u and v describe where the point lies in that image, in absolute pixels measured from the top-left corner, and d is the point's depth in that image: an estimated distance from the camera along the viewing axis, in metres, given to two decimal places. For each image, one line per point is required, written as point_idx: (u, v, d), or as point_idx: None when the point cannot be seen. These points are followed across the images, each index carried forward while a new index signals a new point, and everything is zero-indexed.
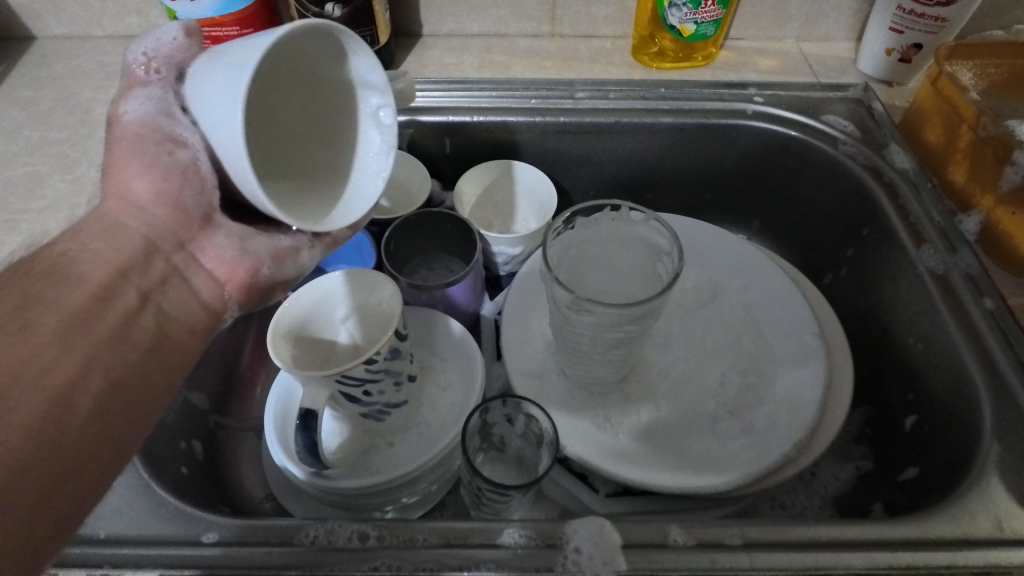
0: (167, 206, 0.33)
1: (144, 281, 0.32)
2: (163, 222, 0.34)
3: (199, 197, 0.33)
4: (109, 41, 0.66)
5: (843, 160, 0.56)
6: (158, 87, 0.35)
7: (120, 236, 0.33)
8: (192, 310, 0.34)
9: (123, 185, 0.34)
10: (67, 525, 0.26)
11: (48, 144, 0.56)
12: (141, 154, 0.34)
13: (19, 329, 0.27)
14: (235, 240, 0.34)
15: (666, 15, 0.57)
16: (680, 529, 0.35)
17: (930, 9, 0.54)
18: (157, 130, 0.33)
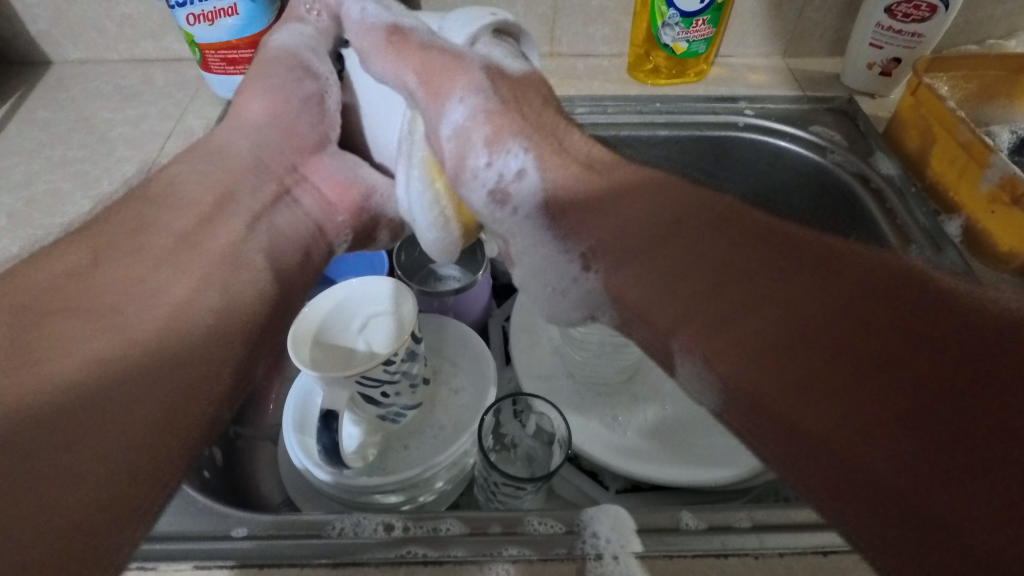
0: (281, 123, 0.48)
1: (258, 203, 0.44)
2: (275, 142, 0.48)
3: (313, 124, 0.49)
4: (125, 65, 0.68)
5: (831, 169, 0.59)
6: (313, 26, 0.50)
7: (233, 157, 0.46)
8: (301, 224, 0.46)
9: (246, 106, 0.49)
10: (166, 465, 0.29)
11: (69, 163, 0.58)
12: (269, 81, 0.49)
13: (135, 247, 0.36)
14: (347, 168, 0.49)
15: (660, 34, 0.61)
16: (691, 514, 0.37)
17: (907, 26, 0.58)
18: (295, 59, 0.49)
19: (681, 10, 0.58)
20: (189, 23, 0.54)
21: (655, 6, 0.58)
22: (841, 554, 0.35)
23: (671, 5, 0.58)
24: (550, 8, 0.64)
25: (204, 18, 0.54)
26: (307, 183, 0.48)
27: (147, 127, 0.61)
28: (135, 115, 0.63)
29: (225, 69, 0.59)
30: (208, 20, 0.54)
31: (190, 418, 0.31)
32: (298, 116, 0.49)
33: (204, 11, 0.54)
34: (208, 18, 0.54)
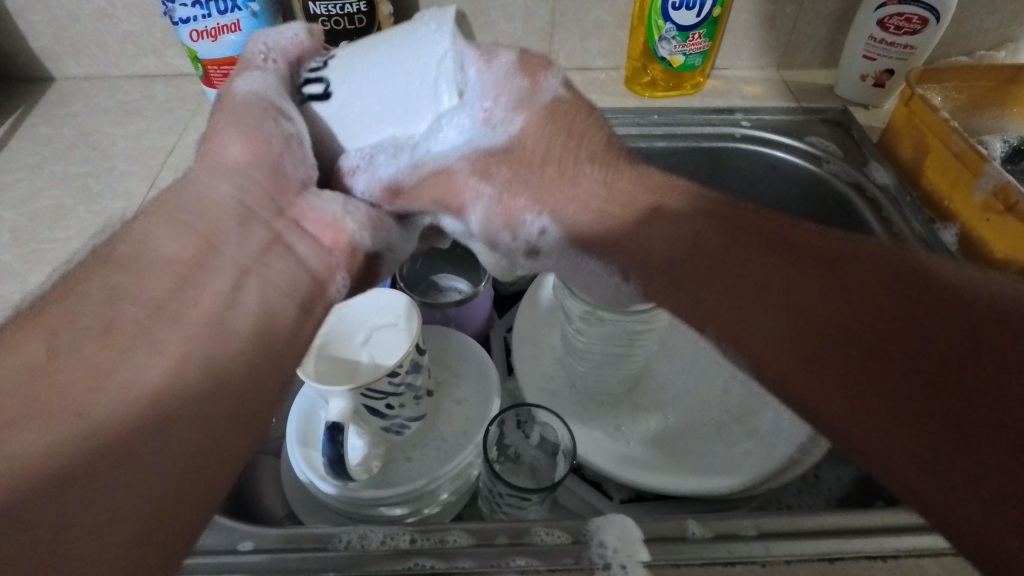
0: (265, 168, 0.34)
1: (241, 252, 0.32)
2: (255, 185, 0.34)
3: (299, 167, 0.35)
4: (127, 80, 0.69)
5: (827, 178, 0.59)
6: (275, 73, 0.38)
7: (210, 199, 0.33)
8: (297, 276, 0.34)
9: (218, 151, 0.35)
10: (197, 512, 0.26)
11: (71, 178, 0.58)
12: (242, 119, 0.35)
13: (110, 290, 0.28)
14: (338, 205, 0.37)
15: (657, 48, 0.61)
16: (697, 522, 0.37)
17: (898, 39, 0.59)
18: (266, 99, 0.36)
19: (677, 24, 0.59)
20: (192, 40, 0.55)
21: (652, 20, 0.59)
22: (847, 560, 0.36)
23: (667, 18, 0.59)
24: (548, 22, 0.65)
25: (208, 35, 0.55)
26: (299, 229, 0.35)
27: (149, 142, 0.62)
28: (137, 130, 0.63)
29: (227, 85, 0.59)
30: (211, 36, 0.55)
31: (215, 468, 0.27)
32: (280, 159, 0.35)
33: (208, 27, 0.54)
34: (211, 35, 0.55)
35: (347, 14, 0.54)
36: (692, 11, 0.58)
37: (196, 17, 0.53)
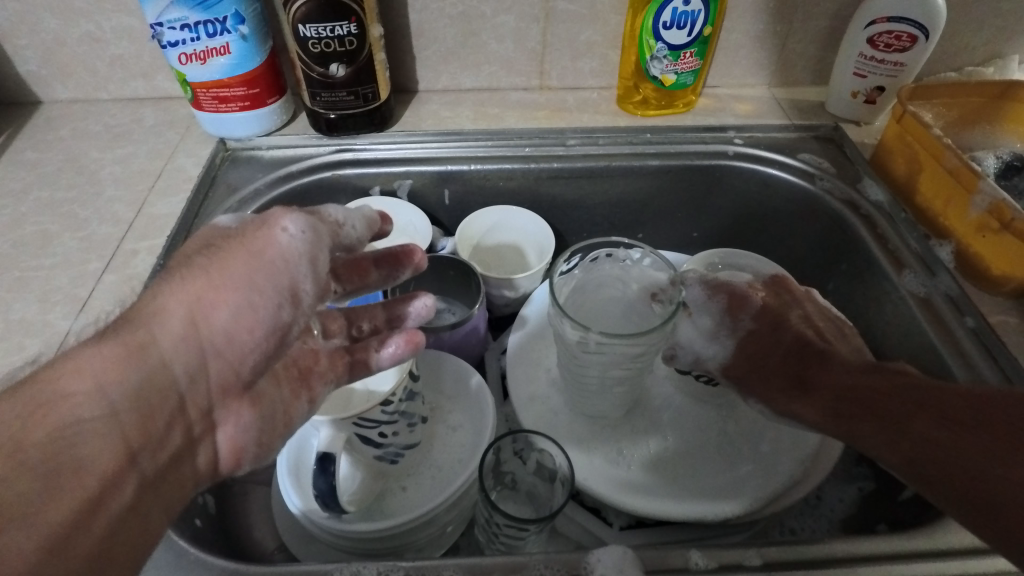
0: (250, 325, 0.34)
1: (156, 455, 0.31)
2: (228, 368, 0.35)
3: (259, 366, 0.36)
4: (115, 104, 0.68)
5: (820, 196, 0.59)
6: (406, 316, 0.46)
7: (150, 396, 0.31)
8: (181, 483, 0.34)
9: (211, 302, 0.33)
10: None
11: (58, 204, 0.57)
12: (246, 288, 0.34)
13: (68, 430, 0.27)
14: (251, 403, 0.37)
15: (648, 67, 0.61)
16: (702, 554, 0.36)
17: (888, 55, 0.59)
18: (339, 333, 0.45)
19: (668, 44, 0.59)
20: (181, 63, 0.55)
21: (643, 40, 0.59)
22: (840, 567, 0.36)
23: (658, 38, 0.58)
24: (539, 43, 0.65)
25: (197, 58, 0.54)
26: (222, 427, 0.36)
27: (138, 166, 0.61)
28: (126, 154, 0.62)
29: (216, 108, 0.59)
30: (200, 59, 0.54)
31: None
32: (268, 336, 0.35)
33: (197, 50, 0.54)
34: (201, 58, 0.54)
35: (337, 36, 0.53)
36: (682, 30, 0.58)
37: (184, 41, 0.53)
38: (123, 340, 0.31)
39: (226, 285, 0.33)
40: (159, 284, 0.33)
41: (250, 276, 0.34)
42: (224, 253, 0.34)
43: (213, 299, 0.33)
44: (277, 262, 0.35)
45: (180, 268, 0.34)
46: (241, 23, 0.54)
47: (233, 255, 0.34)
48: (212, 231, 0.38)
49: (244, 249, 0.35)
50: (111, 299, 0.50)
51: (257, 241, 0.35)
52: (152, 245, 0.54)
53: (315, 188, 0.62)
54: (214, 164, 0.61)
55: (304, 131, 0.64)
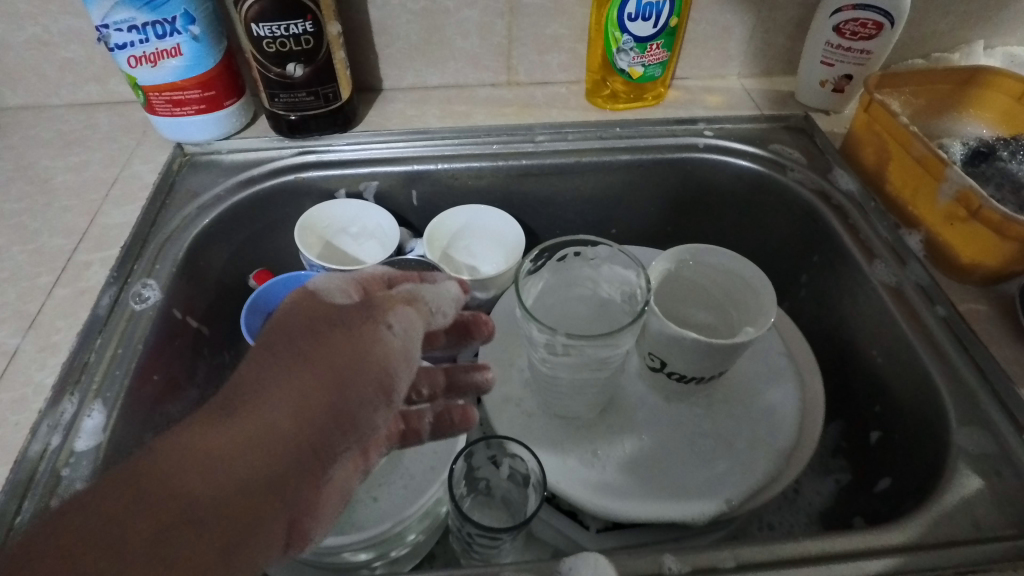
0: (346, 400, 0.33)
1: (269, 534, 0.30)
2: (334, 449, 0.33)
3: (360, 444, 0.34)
4: (67, 109, 0.65)
5: (792, 187, 0.59)
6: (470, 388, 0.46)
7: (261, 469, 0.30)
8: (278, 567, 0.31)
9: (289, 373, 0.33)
10: None
11: (7, 216, 0.55)
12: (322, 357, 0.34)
13: (187, 484, 0.27)
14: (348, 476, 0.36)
15: (616, 60, 0.60)
16: (675, 558, 0.35)
17: (855, 44, 0.59)
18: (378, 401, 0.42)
19: (635, 36, 0.58)
20: (131, 65, 0.52)
21: (609, 32, 0.58)
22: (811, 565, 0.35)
23: (624, 30, 0.57)
24: (505, 37, 0.64)
25: (147, 60, 0.52)
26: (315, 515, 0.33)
27: (91, 174, 0.59)
28: (79, 162, 0.60)
29: (171, 112, 0.57)
30: (150, 62, 0.52)
31: None
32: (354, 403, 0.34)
33: (146, 52, 0.52)
34: (151, 60, 0.52)
35: (293, 35, 0.52)
36: (648, 22, 0.57)
37: (133, 42, 0.51)
38: (216, 425, 0.30)
39: (319, 375, 0.33)
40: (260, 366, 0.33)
41: (337, 370, 0.33)
42: (318, 342, 0.34)
43: (299, 390, 0.32)
44: (376, 353, 0.34)
45: (272, 353, 0.34)
46: (191, 23, 0.52)
47: (333, 346, 0.34)
48: (313, 301, 0.37)
49: (347, 340, 0.34)
50: (63, 314, 0.48)
51: (361, 335, 0.35)
52: (106, 256, 0.52)
53: (278, 192, 0.60)
54: (172, 170, 0.59)
55: (265, 133, 0.62)
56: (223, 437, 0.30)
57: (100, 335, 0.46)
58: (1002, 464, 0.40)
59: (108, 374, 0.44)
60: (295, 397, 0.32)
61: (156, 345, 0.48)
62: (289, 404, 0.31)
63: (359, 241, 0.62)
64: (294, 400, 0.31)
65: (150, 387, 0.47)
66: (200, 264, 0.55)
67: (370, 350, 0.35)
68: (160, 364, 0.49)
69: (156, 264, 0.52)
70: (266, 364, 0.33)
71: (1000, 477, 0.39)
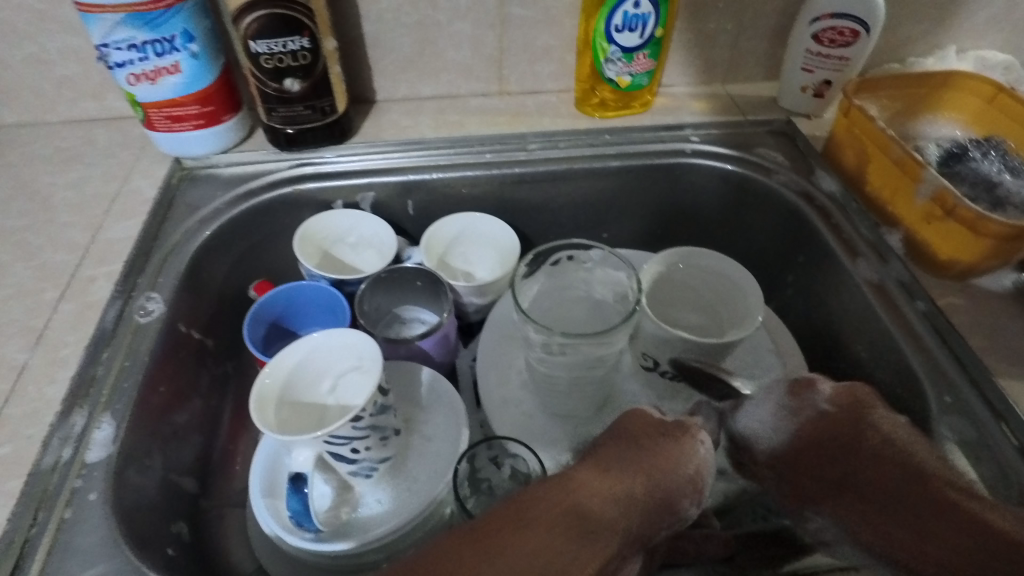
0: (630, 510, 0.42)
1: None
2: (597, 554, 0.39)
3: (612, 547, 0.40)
4: (64, 126, 0.66)
5: (777, 189, 0.61)
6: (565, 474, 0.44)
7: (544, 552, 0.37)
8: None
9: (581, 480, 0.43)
10: None
11: (9, 233, 0.56)
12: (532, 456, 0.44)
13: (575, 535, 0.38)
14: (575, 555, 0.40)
15: (605, 69, 0.62)
16: None
17: (833, 50, 0.61)
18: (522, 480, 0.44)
19: (623, 46, 0.60)
20: (131, 83, 0.53)
21: (598, 43, 0.60)
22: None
23: (612, 41, 0.59)
24: (496, 48, 0.65)
25: (146, 78, 0.53)
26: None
27: (92, 190, 0.60)
28: (78, 178, 0.61)
29: (170, 127, 0.58)
30: (150, 79, 0.53)
31: None
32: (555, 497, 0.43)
33: (146, 70, 0.53)
34: (151, 77, 0.53)
35: (290, 51, 0.53)
36: (636, 33, 0.59)
37: (132, 61, 0.52)
38: (512, 526, 0.38)
39: (635, 493, 0.42)
40: (570, 474, 0.43)
41: (662, 486, 0.44)
42: (641, 457, 0.45)
43: (636, 479, 0.43)
44: (685, 467, 0.45)
45: (636, 458, 0.45)
46: (190, 41, 0.53)
47: (649, 456, 0.45)
48: (650, 420, 0.49)
49: (674, 448, 0.46)
50: (69, 329, 0.48)
51: (674, 453, 0.46)
52: (110, 271, 0.53)
53: (276, 204, 0.61)
54: (171, 184, 0.60)
55: (261, 146, 0.63)
56: (523, 531, 0.38)
57: (107, 349, 0.47)
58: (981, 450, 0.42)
59: (117, 387, 0.45)
60: (589, 529, 0.39)
61: (163, 357, 0.49)
62: (611, 508, 0.41)
63: (358, 250, 0.63)
64: (578, 522, 0.39)
65: (158, 398, 0.48)
66: (202, 277, 0.56)
67: (680, 460, 0.46)
68: (167, 376, 0.49)
69: (159, 277, 0.52)
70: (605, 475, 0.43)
71: None
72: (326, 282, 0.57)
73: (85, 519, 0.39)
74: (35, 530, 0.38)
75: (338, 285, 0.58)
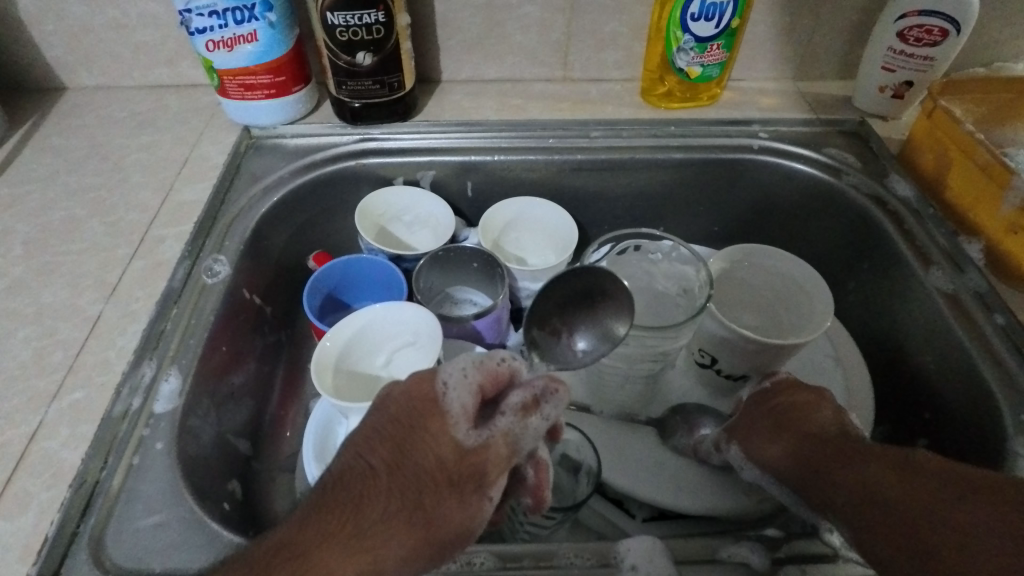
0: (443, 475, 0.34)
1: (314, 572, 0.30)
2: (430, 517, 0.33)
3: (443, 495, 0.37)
4: (139, 91, 0.68)
5: (846, 191, 0.59)
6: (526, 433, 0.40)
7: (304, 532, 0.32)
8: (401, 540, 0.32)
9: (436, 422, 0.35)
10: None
11: (85, 191, 0.58)
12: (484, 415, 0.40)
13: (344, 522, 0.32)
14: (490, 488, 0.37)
15: (674, 59, 0.61)
16: (725, 543, 0.37)
17: (918, 50, 0.58)
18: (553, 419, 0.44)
19: (695, 36, 0.58)
20: (209, 50, 0.55)
21: (671, 31, 0.59)
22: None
23: (686, 30, 0.58)
24: (564, 33, 0.65)
25: (224, 45, 0.54)
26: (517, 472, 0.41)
27: (163, 153, 0.61)
28: (151, 141, 0.63)
29: (242, 96, 0.59)
30: (227, 46, 0.54)
31: None
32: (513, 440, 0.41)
33: (224, 37, 0.54)
34: (228, 45, 0.54)
35: (365, 24, 0.53)
36: (710, 22, 0.57)
37: (212, 27, 0.53)
38: (344, 526, 0.32)
39: (400, 453, 0.34)
40: (362, 468, 0.34)
41: (404, 473, 0.33)
42: (417, 415, 0.35)
43: (428, 451, 0.34)
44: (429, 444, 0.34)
45: (417, 410, 0.35)
46: (268, 10, 0.54)
47: (409, 429, 0.34)
48: (426, 386, 0.35)
49: (454, 498, 0.33)
50: (139, 284, 0.50)
51: (431, 435, 0.34)
52: (179, 232, 0.54)
53: (338, 177, 0.62)
54: (239, 151, 0.61)
55: (327, 120, 0.64)
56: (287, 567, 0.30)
57: (175, 306, 0.48)
58: None
59: (183, 343, 0.46)
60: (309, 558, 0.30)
61: (225, 319, 0.50)
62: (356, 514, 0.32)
63: (413, 229, 0.64)
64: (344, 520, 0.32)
65: (219, 358, 0.49)
66: (264, 244, 0.58)
67: (434, 432, 0.34)
68: (228, 337, 0.51)
69: (225, 240, 0.54)
70: (402, 440, 0.34)
71: None
72: (384, 257, 0.57)
73: (150, 467, 0.40)
74: (104, 474, 0.39)
75: (394, 260, 0.58)
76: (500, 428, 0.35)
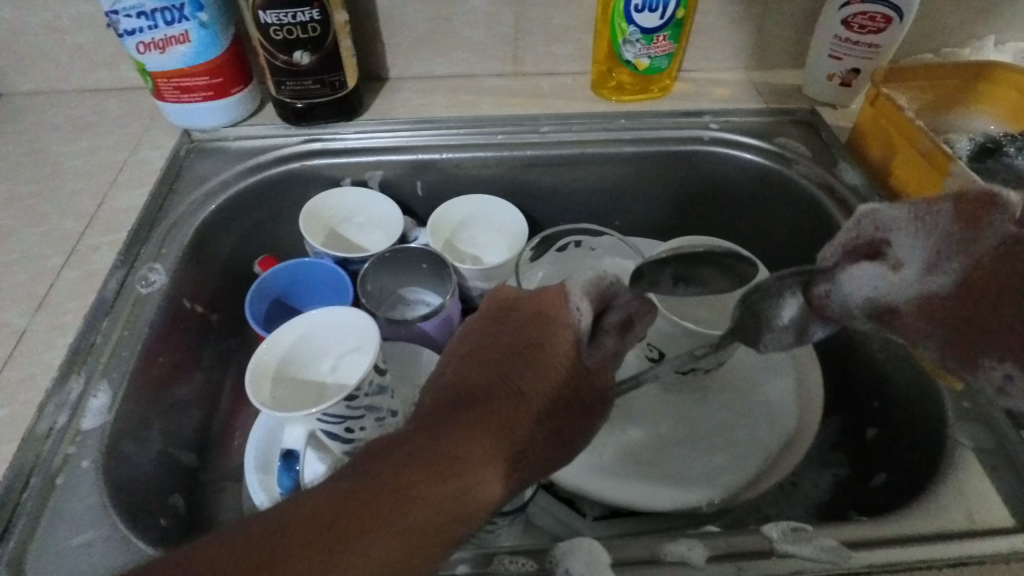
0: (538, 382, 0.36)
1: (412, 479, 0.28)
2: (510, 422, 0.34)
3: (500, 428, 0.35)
4: (77, 95, 0.66)
5: (797, 180, 0.59)
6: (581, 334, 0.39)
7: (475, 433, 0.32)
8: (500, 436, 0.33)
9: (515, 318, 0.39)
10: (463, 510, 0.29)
11: (17, 200, 0.56)
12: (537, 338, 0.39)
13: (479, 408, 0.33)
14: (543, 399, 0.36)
15: (622, 51, 0.60)
16: (666, 541, 0.37)
17: (863, 37, 0.58)
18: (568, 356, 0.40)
19: (642, 27, 0.58)
20: (140, 52, 0.53)
21: (616, 23, 0.58)
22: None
23: (631, 21, 0.57)
24: (512, 27, 0.64)
25: (155, 47, 0.53)
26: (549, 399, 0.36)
27: (101, 159, 0.60)
28: (88, 147, 0.61)
29: (179, 98, 0.57)
30: (159, 48, 0.53)
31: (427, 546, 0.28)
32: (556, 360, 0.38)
33: (155, 39, 0.52)
34: (159, 46, 0.53)
35: (300, 22, 0.52)
36: (655, 13, 0.57)
37: (141, 28, 0.51)
38: (458, 422, 0.32)
39: (502, 360, 0.36)
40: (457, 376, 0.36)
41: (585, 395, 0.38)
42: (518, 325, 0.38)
43: (544, 356, 0.36)
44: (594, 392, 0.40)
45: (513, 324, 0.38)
46: (200, 10, 0.52)
47: (529, 336, 0.37)
48: (557, 301, 0.38)
49: (579, 421, 0.38)
50: (71, 296, 0.48)
51: (536, 355, 0.36)
52: (115, 240, 0.52)
53: (283, 179, 0.60)
54: (180, 155, 0.59)
55: (272, 121, 0.62)
56: (383, 507, 0.27)
57: (107, 318, 0.47)
58: (999, 458, 0.40)
59: (116, 355, 0.45)
60: (486, 413, 0.33)
61: (163, 328, 0.49)
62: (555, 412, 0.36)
63: (365, 230, 0.63)
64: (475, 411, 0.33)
65: (157, 370, 0.48)
66: (207, 250, 0.56)
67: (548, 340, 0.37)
68: (167, 347, 0.49)
69: (163, 248, 0.52)
70: (495, 352, 0.37)
71: (997, 472, 0.39)
72: (330, 260, 0.56)
73: (76, 486, 0.39)
74: (27, 495, 0.38)
75: (342, 263, 0.57)
76: (605, 348, 0.39)
